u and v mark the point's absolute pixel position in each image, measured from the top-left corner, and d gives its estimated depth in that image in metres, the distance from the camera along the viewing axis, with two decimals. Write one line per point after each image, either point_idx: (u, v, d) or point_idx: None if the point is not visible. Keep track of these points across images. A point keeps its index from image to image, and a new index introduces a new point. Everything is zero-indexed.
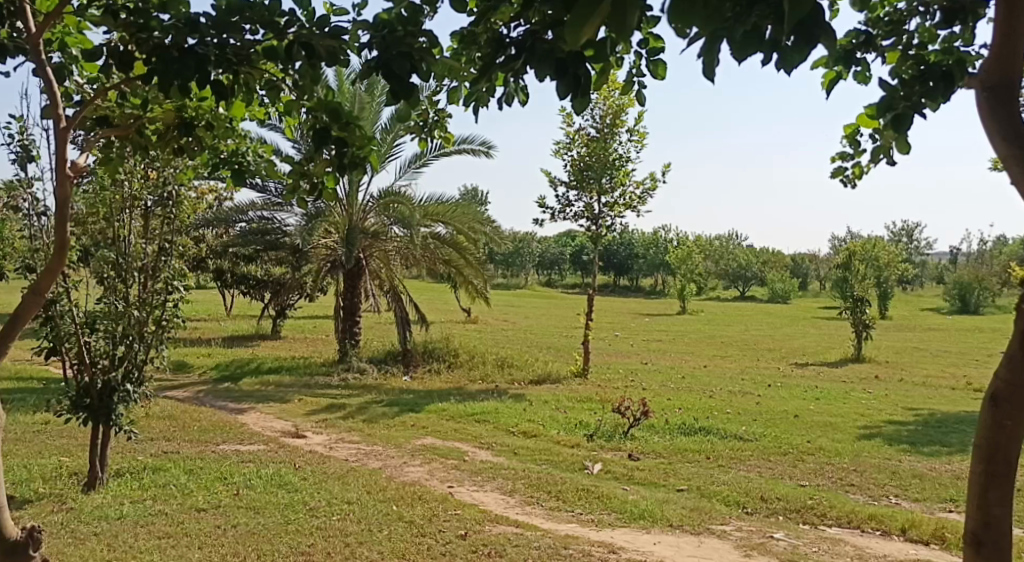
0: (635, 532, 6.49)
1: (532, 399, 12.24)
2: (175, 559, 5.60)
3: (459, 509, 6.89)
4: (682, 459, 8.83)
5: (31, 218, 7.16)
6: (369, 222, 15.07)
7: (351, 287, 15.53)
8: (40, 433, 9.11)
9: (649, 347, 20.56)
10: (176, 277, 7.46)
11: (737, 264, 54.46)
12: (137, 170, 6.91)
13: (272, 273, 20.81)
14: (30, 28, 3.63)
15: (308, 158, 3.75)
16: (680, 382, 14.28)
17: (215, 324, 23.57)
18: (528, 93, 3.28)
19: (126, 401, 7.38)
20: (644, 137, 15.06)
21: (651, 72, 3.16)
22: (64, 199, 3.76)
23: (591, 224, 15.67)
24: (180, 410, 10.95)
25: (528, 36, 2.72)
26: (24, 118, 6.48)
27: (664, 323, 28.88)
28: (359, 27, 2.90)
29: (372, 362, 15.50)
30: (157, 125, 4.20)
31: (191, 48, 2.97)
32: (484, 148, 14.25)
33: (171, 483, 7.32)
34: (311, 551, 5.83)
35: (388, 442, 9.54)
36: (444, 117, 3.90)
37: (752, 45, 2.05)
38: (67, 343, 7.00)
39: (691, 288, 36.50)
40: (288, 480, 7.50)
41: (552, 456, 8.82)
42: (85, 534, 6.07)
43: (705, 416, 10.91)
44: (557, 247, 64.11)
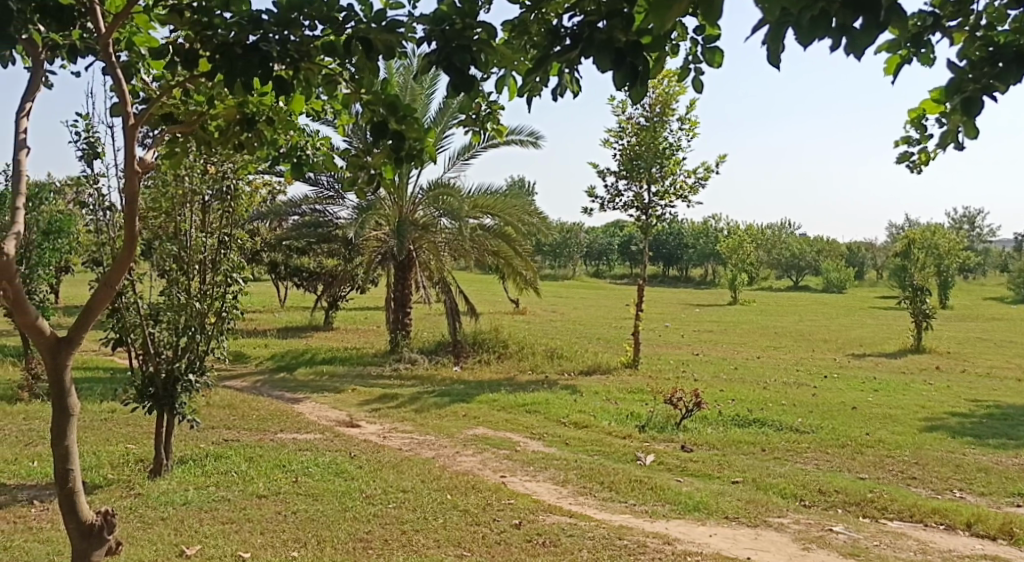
0: (690, 523, 6.46)
1: (583, 390, 12.24)
2: (239, 544, 5.76)
3: (512, 499, 6.93)
4: (737, 451, 8.76)
5: (97, 213, 7.40)
6: (419, 215, 15.25)
7: (401, 279, 15.72)
8: (106, 421, 9.42)
9: (700, 338, 20.41)
10: (235, 269, 7.59)
11: (790, 253, 53.57)
12: (196, 165, 7.10)
13: (324, 265, 21.16)
14: (99, 29, 3.75)
15: (365, 150, 3.80)
16: (733, 373, 14.13)
17: (269, 316, 24.02)
18: (582, 82, 3.27)
19: (188, 391, 7.57)
20: (695, 125, 14.86)
21: (707, 60, 3.14)
22: (133, 195, 3.88)
23: (641, 214, 15.57)
24: (238, 399, 11.21)
25: (584, 26, 2.72)
26: (89, 115, 6.67)
27: (714, 314, 28.59)
28: (417, 21, 2.93)
29: (423, 352, 15.66)
30: (218, 122, 4.30)
31: (254, 45, 3.04)
32: (532, 138, 14.23)
33: (232, 471, 7.52)
34: (369, 537, 5.93)
35: (440, 431, 9.64)
36: (496, 109, 3.93)
37: (820, 30, 2.04)
38: (132, 335, 7.23)
39: (742, 278, 35.98)
40: (344, 468, 7.64)
41: (603, 447, 8.83)
42: (153, 519, 6.27)
43: (759, 408, 10.79)
44: (605, 238, 63.80)
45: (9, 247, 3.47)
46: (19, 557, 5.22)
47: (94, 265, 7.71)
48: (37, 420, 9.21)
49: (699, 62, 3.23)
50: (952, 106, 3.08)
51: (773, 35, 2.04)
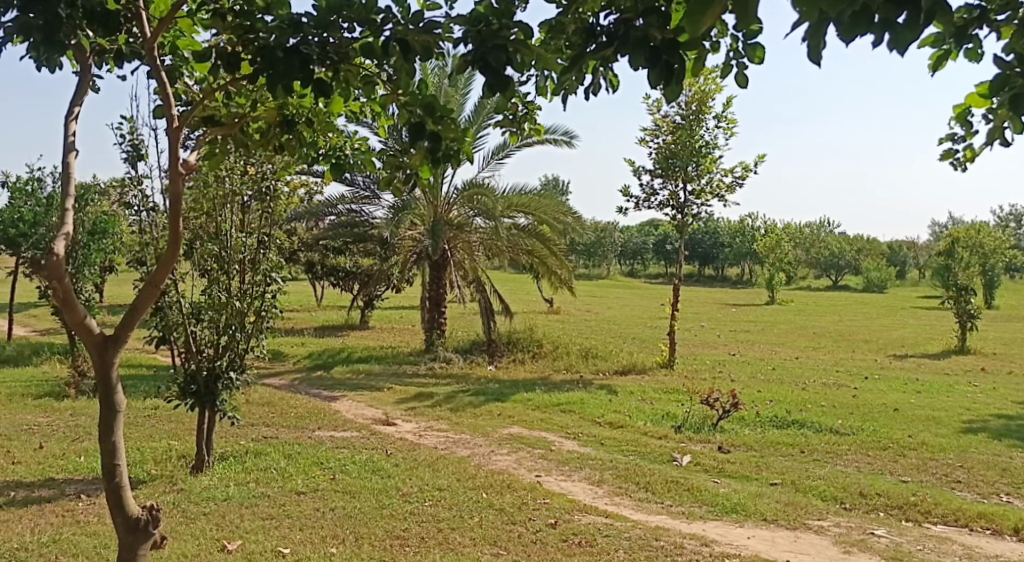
0: (728, 525, 6.42)
1: (619, 390, 12.20)
2: (279, 540, 5.84)
3: (548, 498, 6.94)
4: (775, 453, 8.67)
5: (140, 214, 7.54)
6: (453, 214, 15.31)
7: (436, 278, 15.77)
8: (150, 417, 9.61)
9: (737, 338, 20.24)
10: (274, 269, 7.68)
11: (829, 252, 52.89)
12: (236, 166, 7.22)
13: (361, 264, 21.33)
14: (145, 33, 3.83)
15: (402, 150, 3.84)
16: (771, 374, 13.98)
17: (306, 315, 24.27)
18: (618, 81, 3.27)
19: (230, 388, 7.66)
20: (733, 123, 14.71)
21: (747, 56, 3.11)
22: (177, 196, 3.95)
23: (677, 213, 15.46)
24: (277, 397, 11.36)
25: (620, 24, 2.74)
26: (134, 118, 6.81)
27: (751, 313, 28.33)
28: (454, 21, 2.95)
29: (458, 351, 15.73)
30: (259, 124, 4.37)
31: (294, 47, 3.08)
32: (566, 137, 14.20)
33: (271, 467, 7.62)
34: (406, 535, 5.98)
35: (475, 430, 9.68)
36: (533, 109, 3.94)
37: (861, 26, 2.03)
38: (174, 333, 7.36)
39: (780, 277, 35.57)
40: (381, 466, 7.70)
41: (639, 448, 8.80)
42: (196, 514, 6.38)
43: (798, 409, 10.67)
44: (640, 237, 63.53)
45: (59, 248, 3.56)
46: (68, 550, 5.35)
47: (139, 264, 7.85)
48: (83, 415, 9.43)
49: (738, 59, 3.21)
50: (1000, 102, 3.02)
51: (813, 31, 2.02)
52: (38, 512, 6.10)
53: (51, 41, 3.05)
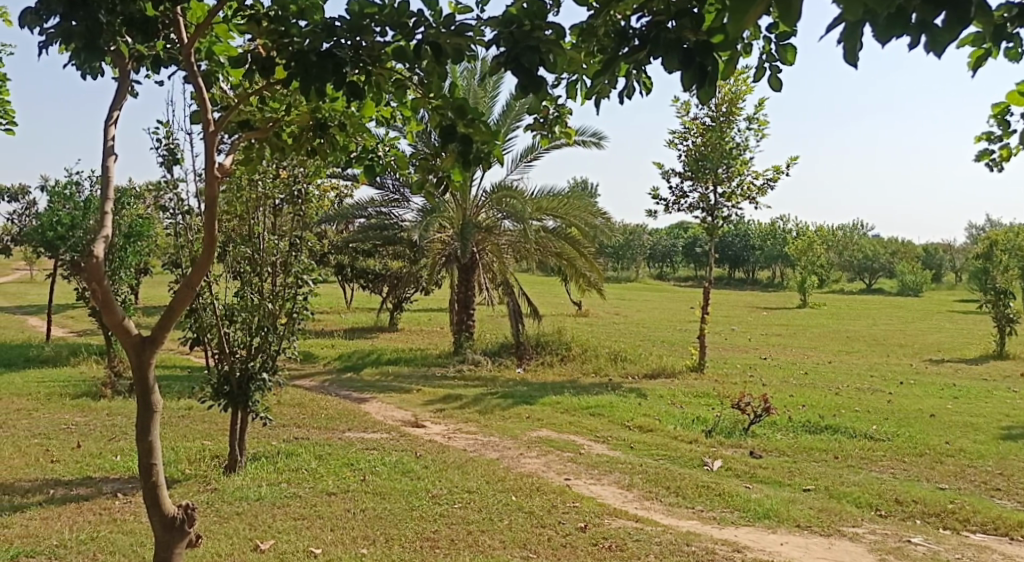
0: (760, 531, 6.35)
1: (648, 393, 12.15)
2: (310, 541, 5.88)
3: (578, 502, 6.92)
4: (808, 458, 8.58)
5: (175, 217, 7.63)
6: (482, 217, 15.35)
7: (465, 280, 15.82)
8: (184, 417, 9.74)
9: (769, 342, 20.04)
10: (305, 271, 7.75)
11: (863, 254, 52.25)
12: (269, 170, 7.30)
13: (390, 266, 21.45)
14: (182, 39, 3.88)
15: (434, 153, 3.86)
16: (803, 378, 13.83)
17: (336, 317, 24.44)
18: (651, 84, 3.27)
19: (262, 389, 7.70)
20: (764, 124, 14.57)
21: (780, 58, 3.10)
22: (213, 199, 4.00)
23: (707, 215, 15.35)
24: (308, 398, 11.46)
25: (653, 26, 2.73)
26: (169, 122, 6.91)
27: (783, 317, 28.05)
28: (486, 24, 2.97)
29: (486, 354, 15.76)
30: (293, 128, 4.41)
31: (328, 51, 3.11)
32: (595, 139, 14.17)
33: (303, 468, 7.69)
34: (436, 537, 6.00)
35: (504, 432, 9.69)
36: (565, 112, 3.94)
37: (898, 27, 2.02)
38: (208, 334, 7.46)
39: (812, 280, 35.19)
40: (410, 468, 7.73)
41: (669, 452, 8.75)
42: (229, 514, 6.45)
43: (831, 414, 10.55)
44: (669, 240, 63.27)
45: (98, 251, 3.63)
46: (105, 548, 5.43)
47: (174, 266, 7.95)
48: (119, 415, 9.59)
49: (771, 62, 3.20)
50: None
51: (850, 33, 2.01)
52: (75, 509, 6.21)
53: (91, 46, 3.10)
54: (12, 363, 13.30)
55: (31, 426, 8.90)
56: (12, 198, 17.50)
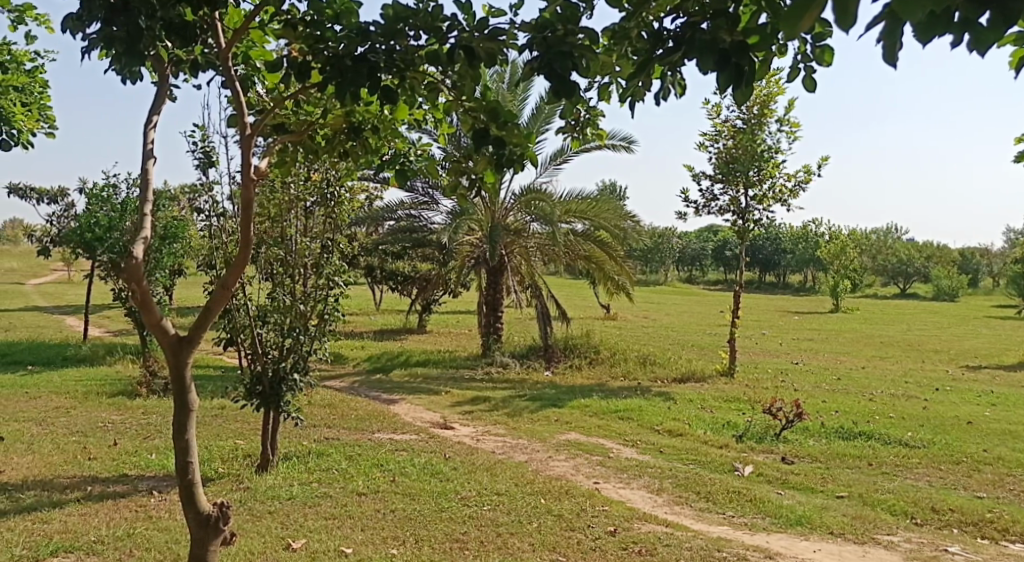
0: (793, 538, 6.30)
1: (677, 398, 12.07)
2: (341, 540, 5.92)
3: (607, 506, 6.90)
4: (841, 465, 8.48)
5: (210, 219, 7.74)
6: (510, 220, 15.36)
7: (494, 282, 15.84)
8: (218, 417, 9.87)
9: (801, 346, 19.83)
10: (337, 273, 7.80)
11: (897, 259, 51.59)
12: (301, 173, 7.38)
13: (419, 268, 21.53)
14: (220, 44, 3.94)
15: (466, 156, 3.89)
16: (837, 384, 13.66)
17: (366, 318, 24.60)
18: (685, 85, 3.26)
19: (294, 390, 7.75)
20: (796, 126, 14.42)
21: (817, 59, 3.07)
22: (249, 201, 4.06)
23: (738, 218, 15.23)
24: (339, 399, 11.54)
25: (688, 27, 2.73)
26: (204, 126, 7.02)
27: (815, 321, 27.74)
28: (520, 28, 2.98)
29: (515, 356, 15.76)
30: (327, 131, 4.44)
31: (362, 56, 3.16)
32: (624, 143, 14.12)
33: (333, 468, 7.75)
34: (465, 538, 6.01)
35: (533, 435, 9.68)
36: (596, 114, 3.92)
37: (942, 26, 2.02)
38: (241, 335, 7.54)
39: (845, 284, 34.76)
40: (439, 470, 7.75)
41: (699, 456, 8.70)
42: (261, 512, 6.52)
43: (865, 420, 10.41)
44: (699, 243, 62.88)
45: (137, 252, 3.70)
46: (141, 544, 5.51)
47: (208, 267, 8.05)
48: (154, 414, 9.72)
49: (807, 62, 3.17)
50: None
51: (890, 32, 1.99)
52: (113, 507, 6.30)
53: (132, 51, 3.17)
54: (52, 362, 13.56)
55: (69, 424, 9.05)
56: (51, 201, 17.82)
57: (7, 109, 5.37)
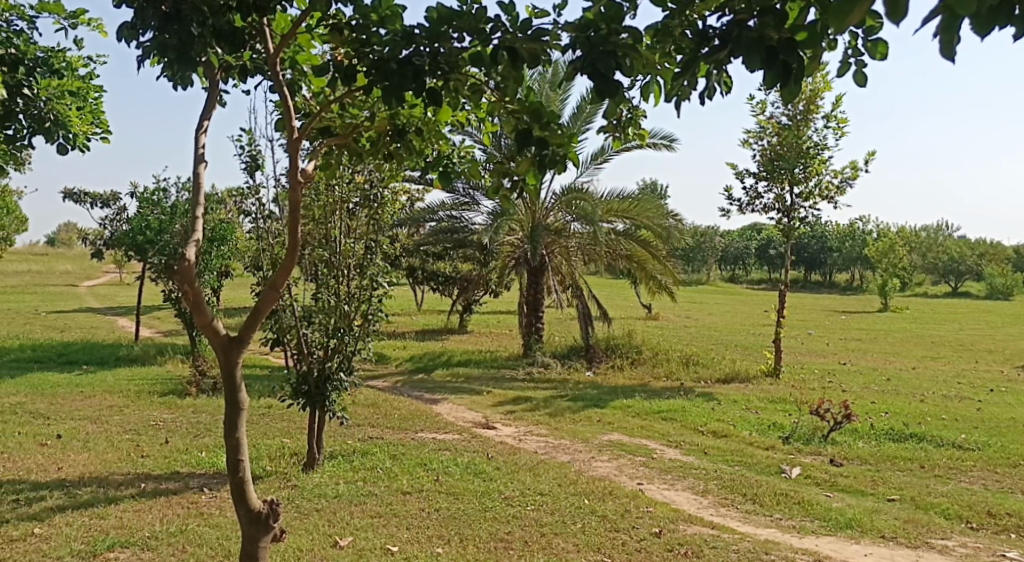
0: (843, 541, 6.20)
1: (722, 398, 11.96)
2: (387, 538, 5.99)
3: (652, 507, 6.86)
4: (892, 467, 8.32)
5: (257, 221, 7.85)
6: (551, 219, 15.34)
7: (534, 283, 15.83)
8: (265, 415, 10.02)
9: (848, 346, 19.51)
10: (380, 273, 7.87)
11: (948, 257, 50.49)
12: (346, 176, 7.46)
13: (460, 269, 21.63)
14: (268, 49, 3.98)
15: (509, 157, 3.90)
16: (886, 385, 13.42)
17: (409, 319, 24.79)
18: (731, 82, 3.23)
19: (339, 390, 7.84)
20: (843, 122, 14.17)
21: (869, 52, 3.00)
22: (296, 203, 4.12)
23: (783, 216, 15.02)
24: (382, 398, 11.61)
25: (734, 25, 2.67)
26: (252, 129, 7.13)
27: (863, 321, 27.32)
28: (563, 28, 2.98)
29: (556, 356, 15.75)
30: (371, 134, 4.47)
31: (407, 58, 3.19)
32: (665, 141, 14.01)
33: (378, 467, 7.82)
34: (509, 538, 6.02)
35: (575, 436, 9.67)
36: (638, 114, 3.89)
37: (1001, 17, 1.97)
38: (288, 335, 7.65)
39: (895, 283, 34.12)
40: (483, 469, 7.78)
41: (745, 458, 8.61)
42: (309, 510, 6.60)
43: (917, 421, 10.21)
44: (742, 242, 62.27)
45: (189, 253, 3.77)
46: (193, 540, 5.62)
47: (255, 269, 8.16)
48: (203, 412, 9.90)
49: (858, 56, 3.09)
50: None
51: (946, 26, 1.95)
52: (166, 503, 6.43)
53: (183, 58, 3.25)
54: (105, 362, 13.89)
55: (122, 423, 9.27)
56: (104, 204, 18.26)
57: (64, 114, 5.51)
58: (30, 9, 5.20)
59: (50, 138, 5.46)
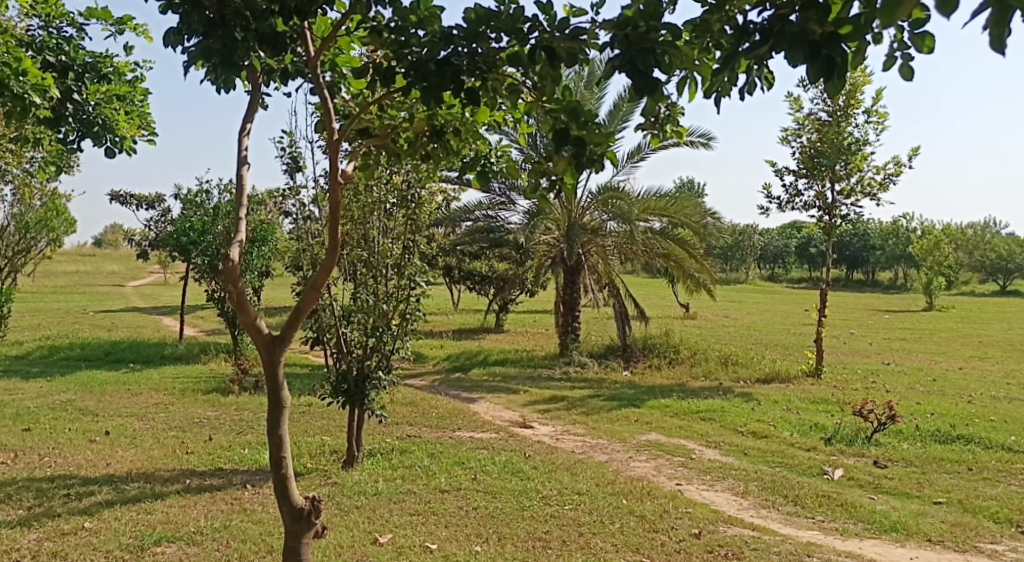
0: (888, 545, 6.11)
1: (761, 398, 11.82)
2: (425, 536, 6.02)
3: (690, 507, 6.82)
4: (938, 470, 8.17)
5: (297, 221, 7.94)
6: (588, 218, 15.30)
7: (570, 282, 15.81)
8: (305, 413, 10.14)
9: (893, 346, 19.17)
10: (418, 273, 7.92)
11: (996, 255, 49.35)
12: (383, 177, 7.54)
13: (496, 268, 21.67)
14: (308, 52, 4.02)
15: (547, 157, 3.90)
16: (932, 385, 13.17)
17: (446, 318, 24.86)
18: (773, 77, 3.19)
19: (378, 388, 7.90)
20: (884, 117, 13.94)
21: (915, 46, 2.94)
22: (336, 203, 4.15)
23: (824, 214, 14.81)
24: (419, 397, 11.69)
25: (775, 20, 2.66)
26: (292, 131, 7.23)
27: (909, 320, 26.79)
28: (600, 27, 2.98)
29: (593, 356, 15.70)
30: (409, 134, 4.48)
31: (445, 59, 3.21)
32: (704, 140, 13.90)
33: (417, 465, 7.86)
34: (547, 537, 6.02)
35: (613, 435, 9.64)
36: (676, 111, 3.86)
37: None
38: (327, 334, 7.74)
39: (940, 281, 33.43)
40: (520, 468, 7.79)
41: (786, 459, 8.51)
42: (349, 507, 6.67)
43: (964, 423, 9.99)
44: (782, 240, 61.54)
45: (233, 254, 3.84)
46: (237, 536, 5.70)
47: (295, 268, 8.26)
48: (246, 410, 10.05)
49: (904, 50, 3.01)
50: None
51: (996, 19, 1.92)
52: (210, 499, 6.54)
53: (227, 63, 3.28)
54: (150, 360, 14.15)
55: (167, 420, 9.45)
56: (149, 206, 18.60)
57: (112, 118, 5.59)
58: (79, 15, 5.31)
59: (98, 142, 5.58)
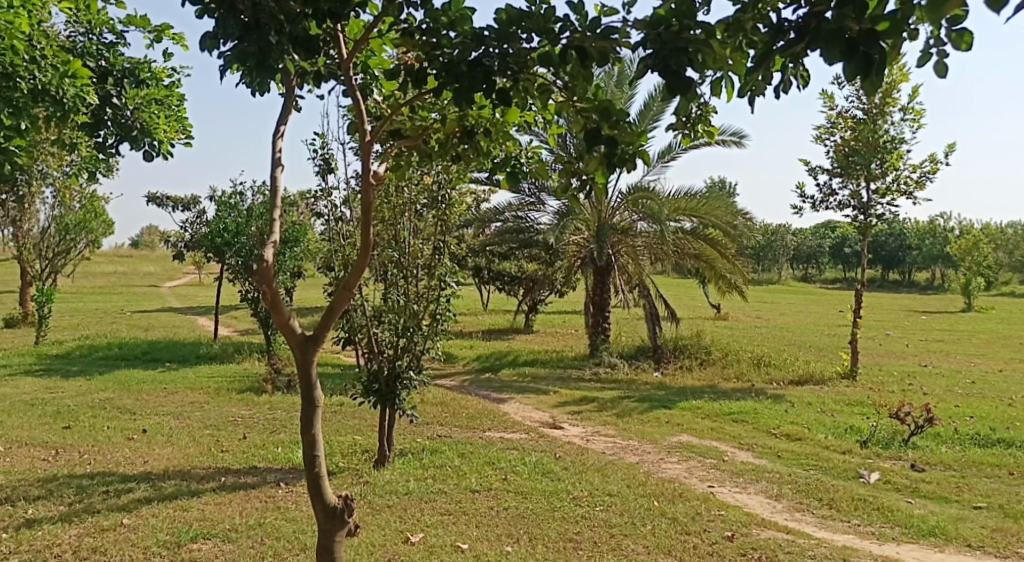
0: (926, 550, 6.02)
1: (795, 400, 11.69)
2: (456, 535, 6.04)
3: (723, 510, 6.77)
4: (978, 474, 8.03)
5: (328, 222, 7.99)
6: (618, 219, 15.24)
7: (601, 283, 15.78)
8: (336, 413, 10.21)
9: (931, 348, 18.84)
10: (448, 273, 7.94)
11: None
12: (414, 177, 7.58)
13: (526, 269, 21.66)
14: (341, 54, 4.06)
15: (578, 157, 3.89)
16: (971, 388, 12.92)
17: (476, 318, 24.87)
18: (807, 76, 3.16)
19: (409, 388, 7.92)
20: (921, 114, 13.72)
21: (954, 43, 2.89)
22: (368, 203, 4.18)
23: (859, 213, 14.61)
24: (450, 397, 11.73)
25: (810, 17, 2.62)
26: (324, 132, 7.30)
27: (945, 321, 26.37)
28: (633, 26, 2.96)
29: (623, 356, 15.65)
30: (440, 136, 4.50)
31: (477, 60, 3.22)
32: (735, 138, 13.78)
33: (447, 465, 7.89)
34: (579, 538, 6.01)
35: (644, 437, 9.58)
36: (707, 111, 3.84)
37: None
38: (359, 334, 7.80)
39: (979, 282, 32.83)
40: (551, 469, 7.78)
41: (820, 462, 8.42)
42: (381, 506, 6.71)
43: (1004, 427, 9.81)
44: (815, 241, 60.87)
45: (268, 255, 3.87)
46: (271, 533, 5.76)
47: (328, 269, 8.34)
48: (279, 409, 10.14)
49: (940, 47, 2.97)
50: None
51: None
52: (244, 497, 6.62)
53: (262, 64, 3.33)
54: (186, 359, 14.35)
55: (202, 418, 9.58)
56: (184, 208, 18.83)
57: (151, 123, 5.62)
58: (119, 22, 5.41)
59: (137, 146, 5.66)
